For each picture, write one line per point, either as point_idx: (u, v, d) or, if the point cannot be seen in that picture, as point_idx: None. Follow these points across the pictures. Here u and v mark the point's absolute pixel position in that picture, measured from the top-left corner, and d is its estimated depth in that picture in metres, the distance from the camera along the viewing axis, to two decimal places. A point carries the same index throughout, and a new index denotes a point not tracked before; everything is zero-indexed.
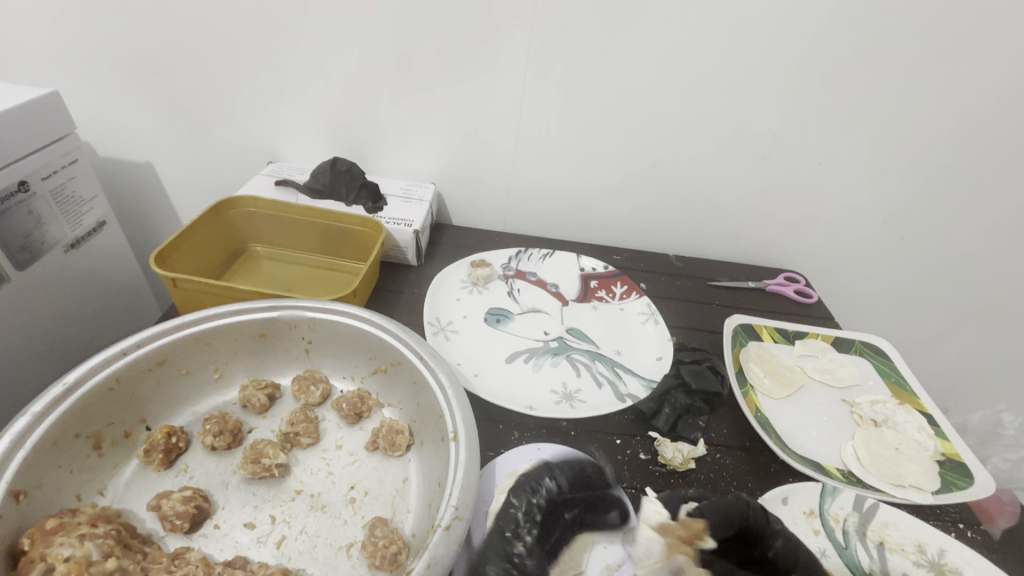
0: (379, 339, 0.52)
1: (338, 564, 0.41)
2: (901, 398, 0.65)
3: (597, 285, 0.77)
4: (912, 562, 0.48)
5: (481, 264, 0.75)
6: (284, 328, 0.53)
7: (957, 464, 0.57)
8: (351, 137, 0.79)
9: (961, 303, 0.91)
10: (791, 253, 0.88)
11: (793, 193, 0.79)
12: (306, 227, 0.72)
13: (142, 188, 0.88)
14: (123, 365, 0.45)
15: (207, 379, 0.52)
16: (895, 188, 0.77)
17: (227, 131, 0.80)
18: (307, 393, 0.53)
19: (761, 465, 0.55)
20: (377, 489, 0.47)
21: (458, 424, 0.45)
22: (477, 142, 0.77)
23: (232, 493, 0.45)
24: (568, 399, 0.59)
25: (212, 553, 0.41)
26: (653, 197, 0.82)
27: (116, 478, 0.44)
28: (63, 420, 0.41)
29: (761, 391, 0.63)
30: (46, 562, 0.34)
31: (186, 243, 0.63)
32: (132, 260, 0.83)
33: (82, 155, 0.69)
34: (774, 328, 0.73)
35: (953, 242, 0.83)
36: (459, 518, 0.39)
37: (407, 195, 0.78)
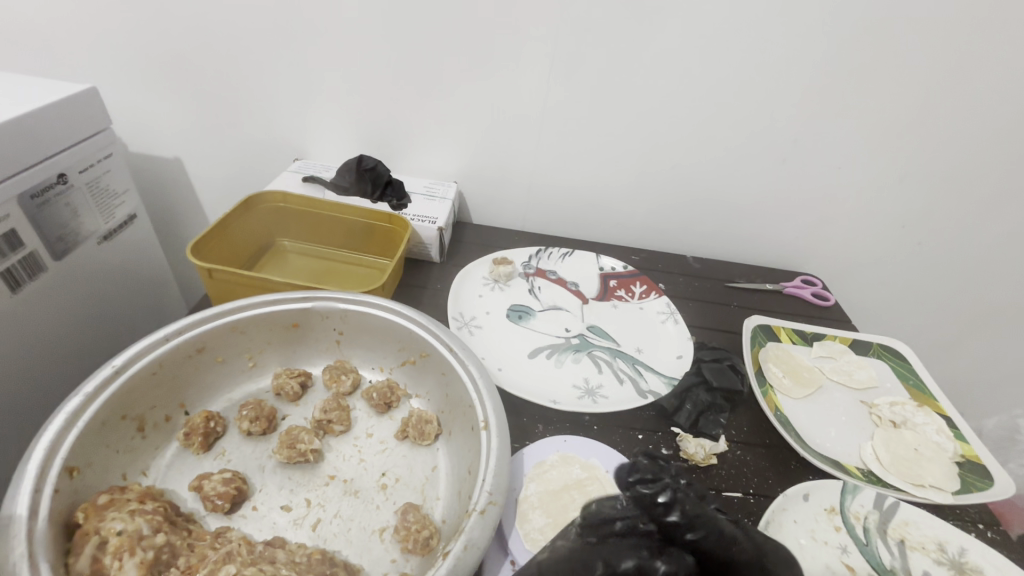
0: (409, 331, 0.54)
1: (372, 547, 0.43)
2: (920, 400, 0.66)
3: (616, 284, 0.78)
4: (932, 560, 0.49)
5: (503, 262, 0.76)
6: (317, 319, 0.54)
7: (976, 465, 0.57)
8: (376, 136, 0.80)
9: (978, 306, 0.91)
10: (808, 256, 0.88)
11: (812, 197, 0.80)
12: (333, 223, 0.73)
13: (171, 184, 0.90)
14: (165, 350, 0.47)
15: (242, 367, 0.53)
16: (913, 192, 0.78)
17: (255, 129, 0.82)
18: (338, 382, 0.54)
19: (781, 462, 0.56)
20: (407, 476, 0.48)
21: (488, 414, 0.46)
22: (499, 141, 0.79)
23: (268, 476, 0.46)
24: (590, 394, 0.60)
25: (252, 534, 0.42)
26: (672, 199, 0.83)
27: (159, 460, 0.46)
28: (112, 402, 0.43)
29: (781, 390, 0.64)
30: (99, 535, 0.35)
31: (220, 237, 0.65)
32: (160, 254, 0.85)
33: (116, 149, 0.71)
34: (793, 329, 0.74)
35: (970, 245, 0.84)
36: (493, 504, 0.40)
37: (431, 193, 0.79)
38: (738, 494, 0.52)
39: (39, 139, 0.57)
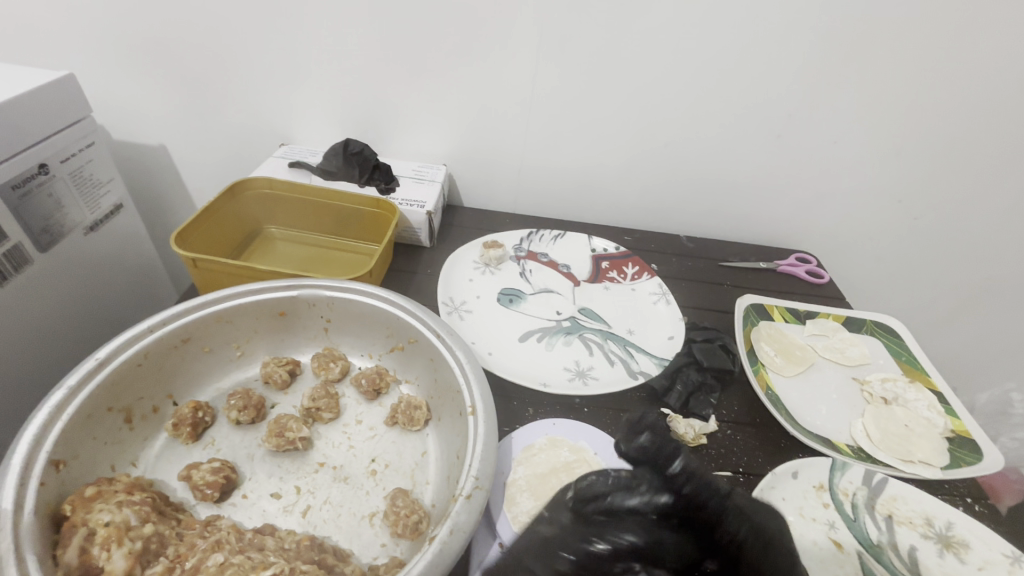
0: (396, 317, 0.54)
1: (361, 532, 0.43)
2: (912, 376, 0.66)
3: (608, 266, 0.78)
4: (919, 534, 0.49)
5: (494, 245, 0.75)
6: (304, 307, 0.54)
7: (966, 440, 0.57)
8: (363, 119, 0.79)
9: (973, 282, 0.91)
10: (804, 234, 0.87)
11: (807, 173, 0.79)
12: (320, 209, 0.72)
13: (157, 171, 0.89)
14: (150, 341, 0.46)
15: (229, 356, 0.53)
16: (911, 166, 0.77)
17: (240, 114, 0.80)
18: (327, 369, 0.54)
19: (771, 441, 0.56)
20: (397, 462, 0.48)
21: (476, 399, 0.46)
22: (488, 122, 0.77)
23: (257, 465, 0.46)
24: (580, 376, 0.60)
25: (242, 521, 0.42)
26: (666, 178, 0.82)
27: (147, 450, 0.46)
28: (97, 394, 0.42)
29: (772, 369, 0.64)
30: (87, 527, 0.36)
31: (205, 224, 0.65)
32: (148, 243, 0.85)
33: (98, 138, 0.70)
34: (785, 308, 0.73)
35: (965, 221, 0.83)
36: (479, 488, 0.39)
37: (419, 176, 0.78)
38: (728, 473, 0.52)
39: (16, 128, 0.56)
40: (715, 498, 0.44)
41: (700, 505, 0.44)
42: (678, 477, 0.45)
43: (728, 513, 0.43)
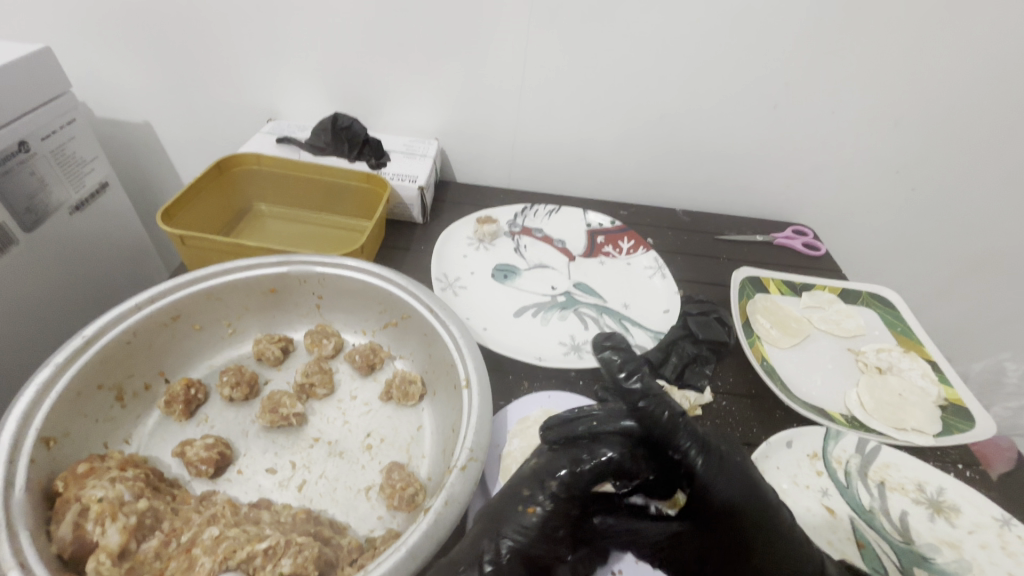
0: (389, 293, 0.53)
1: (358, 505, 0.43)
2: (906, 346, 0.66)
3: (603, 240, 0.77)
4: (910, 499, 0.50)
5: (488, 220, 0.75)
6: (294, 284, 0.53)
7: (959, 408, 0.58)
8: (351, 92, 0.77)
9: (970, 253, 0.91)
10: (801, 206, 0.86)
11: (805, 144, 0.78)
12: (309, 185, 0.71)
13: (143, 149, 0.87)
14: (138, 318, 0.46)
15: (221, 333, 0.52)
16: (910, 136, 0.76)
17: (225, 89, 0.78)
18: (320, 346, 0.53)
19: (766, 411, 0.56)
20: (392, 436, 0.48)
21: (470, 372, 0.46)
22: (480, 95, 0.76)
23: (252, 441, 0.46)
24: (576, 350, 0.60)
25: (237, 496, 0.42)
26: (662, 150, 0.80)
27: (141, 428, 0.46)
28: (85, 371, 0.42)
29: (767, 341, 0.64)
30: (80, 502, 0.35)
31: (192, 202, 0.63)
32: (137, 222, 0.83)
33: (79, 115, 0.68)
34: (782, 281, 0.73)
35: (963, 191, 0.82)
36: (474, 459, 0.39)
37: (410, 150, 0.77)
38: None
39: None
40: (665, 412, 0.38)
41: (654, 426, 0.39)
42: (633, 396, 0.39)
43: (684, 430, 0.38)
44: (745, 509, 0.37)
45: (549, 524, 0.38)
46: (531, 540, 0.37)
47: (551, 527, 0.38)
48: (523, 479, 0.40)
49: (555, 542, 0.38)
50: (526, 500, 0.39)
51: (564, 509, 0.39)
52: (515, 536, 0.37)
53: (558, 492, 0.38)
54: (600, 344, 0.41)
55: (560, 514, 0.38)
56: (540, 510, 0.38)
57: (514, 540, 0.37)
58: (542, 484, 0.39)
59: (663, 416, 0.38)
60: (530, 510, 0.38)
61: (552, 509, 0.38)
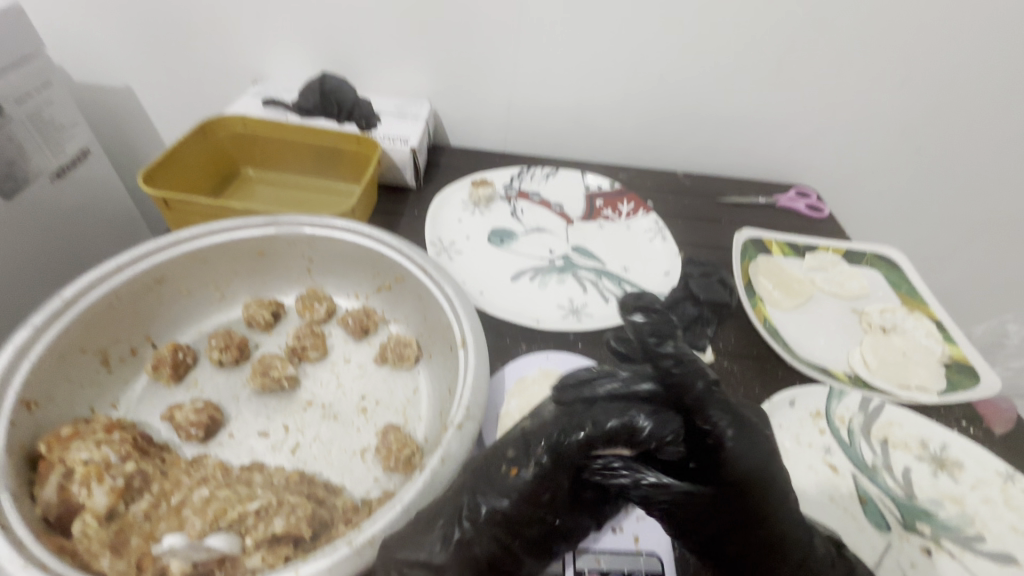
0: (381, 254, 0.51)
1: (353, 467, 0.42)
2: (911, 306, 0.65)
3: (602, 203, 0.75)
4: (914, 456, 0.49)
5: (483, 183, 0.72)
6: (283, 247, 0.51)
7: (963, 365, 0.57)
8: (339, 52, 0.74)
9: (977, 214, 0.89)
10: (805, 167, 0.84)
11: (810, 101, 0.75)
12: (297, 148, 0.68)
13: (125, 116, 0.84)
14: (121, 281, 0.44)
15: (209, 298, 0.51)
16: (912, 90, 0.74)
17: (206, 50, 0.75)
18: (311, 310, 0.52)
19: (769, 371, 0.55)
20: (388, 399, 0.47)
21: (465, 332, 0.45)
22: (473, 52, 0.73)
23: (243, 404, 0.45)
24: (574, 313, 0.58)
25: (230, 459, 0.41)
26: (662, 110, 0.78)
27: (129, 392, 0.44)
28: (67, 334, 0.40)
29: (770, 302, 0.63)
30: (65, 465, 0.34)
31: (176, 165, 0.61)
32: (123, 192, 0.81)
33: (55, 76, 0.65)
34: (785, 242, 0.71)
35: (970, 149, 0.80)
36: (471, 418, 0.38)
37: (402, 112, 0.74)
38: None
39: None
40: (698, 380, 0.31)
41: (681, 393, 0.31)
42: (665, 361, 0.31)
43: (716, 402, 0.31)
44: (756, 479, 0.30)
45: (535, 489, 0.31)
46: (513, 504, 0.31)
47: (536, 491, 0.31)
48: (509, 441, 0.33)
49: (537, 506, 0.32)
50: (509, 461, 0.32)
51: (553, 477, 0.31)
52: (496, 499, 0.31)
53: (545, 458, 0.31)
54: (630, 306, 0.34)
55: (551, 483, 0.31)
56: (525, 475, 0.31)
57: (496, 507, 0.31)
58: (528, 449, 0.32)
59: (695, 385, 0.31)
60: (513, 471, 0.31)
61: (532, 476, 0.31)
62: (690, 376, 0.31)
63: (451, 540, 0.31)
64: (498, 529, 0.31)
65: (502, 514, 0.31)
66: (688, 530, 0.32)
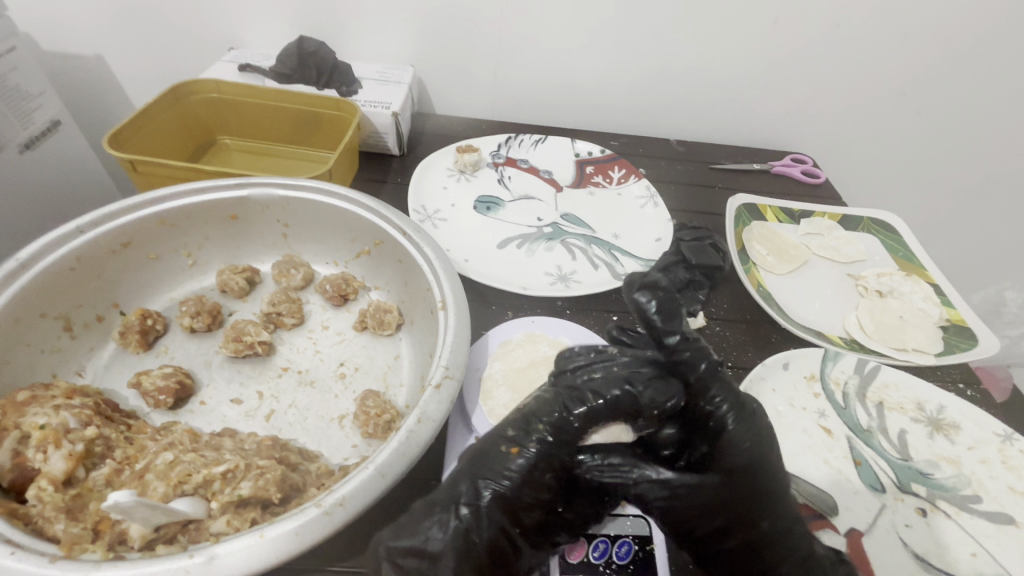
0: (359, 217, 0.49)
1: (331, 434, 0.40)
2: (908, 270, 0.63)
3: (592, 170, 0.73)
4: (909, 418, 0.48)
5: (468, 150, 0.70)
6: (256, 210, 0.49)
7: (961, 328, 0.56)
8: (316, 13, 0.71)
9: (976, 180, 0.87)
10: (801, 133, 0.82)
11: (807, 62, 0.73)
12: (275, 114, 0.66)
13: (97, 86, 0.81)
14: (83, 243, 0.42)
15: (180, 264, 0.49)
16: (914, 49, 0.71)
17: (177, 13, 0.71)
18: (288, 276, 0.50)
19: (762, 335, 0.54)
20: (368, 366, 0.46)
21: (446, 293, 0.43)
22: (455, 13, 0.69)
23: (216, 371, 0.43)
24: (563, 279, 0.57)
25: (201, 427, 0.40)
26: (654, 73, 0.75)
27: (95, 360, 0.42)
28: (23, 297, 0.38)
29: (763, 267, 0.61)
30: (20, 430, 0.33)
31: (145, 130, 0.58)
32: (97, 165, 0.78)
33: (17, 40, 0.62)
34: (779, 208, 0.69)
35: (970, 111, 0.78)
36: (450, 378, 0.37)
37: (383, 77, 0.71)
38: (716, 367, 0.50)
39: None
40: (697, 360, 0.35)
41: (685, 372, 0.34)
42: (673, 343, 0.35)
43: (718, 381, 0.34)
44: (752, 466, 0.32)
45: (533, 470, 0.32)
46: (514, 485, 0.32)
47: (538, 473, 0.32)
48: (507, 422, 0.34)
49: (539, 489, 0.32)
50: (510, 441, 0.33)
51: (556, 456, 0.33)
52: (497, 481, 0.31)
53: (547, 437, 0.33)
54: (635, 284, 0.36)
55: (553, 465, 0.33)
56: (524, 452, 0.32)
57: (495, 487, 0.31)
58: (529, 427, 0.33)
59: (700, 365, 0.34)
60: (515, 451, 0.32)
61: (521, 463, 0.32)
62: (696, 358, 0.34)
63: (451, 527, 0.30)
64: (500, 512, 0.31)
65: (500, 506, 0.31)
66: (680, 525, 0.33)
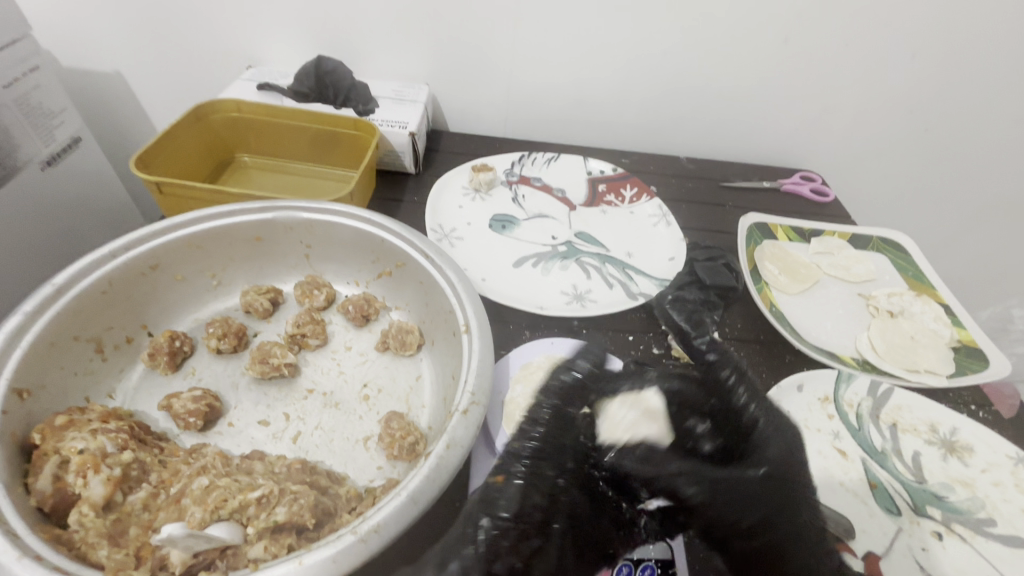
0: (381, 240, 0.50)
1: (356, 456, 0.41)
2: (918, 290, 0.64)
3: (605, 189, 0.74)
4: (923, 440, 0.48)
5: (483, 168, 0.71)
6: (280, 232, 0.50)
7: (972, 349, 0.56)
8: (334, 34, 0.72)
9: (982, 197, 0.88)
10: (809, 151, 0.83)
11: (816, 82, 0.74)
12: (294, 133, 0.67)
13: (116, 102, 0.82)
14: (114, 267, 0.43)
15: (206, 285, 0.50)
16: (922, 70, 0.72)
17: (197, 32, 0.73)
18: (311, 297, 0.51)
19: (776, 356, 0.54)
20: (390, 387, 0.47)
21: (469, 316, 0.43)
22: (471, 34, 0.71)
23: (243, 393, 0.44)
24: (578, 299, 0.57)
25: (230, 449, 0.40)
26: (665, 93, 0.76)
27: (125, 382, 0.43)
28: (58, 322, 0.39)
29: (776, 287, 0.62)
30: (59, 455, 0.33)
31: (168, 151, 0.59)
32: (115, 180, 0.79)
33: (43, 60, 0.63)
34: (790, 227, 0.70)
35: (976, 131, 0.79)
36: (476, 404, 0.38)
37: (400, 96, 0.72)
38: None
39: None
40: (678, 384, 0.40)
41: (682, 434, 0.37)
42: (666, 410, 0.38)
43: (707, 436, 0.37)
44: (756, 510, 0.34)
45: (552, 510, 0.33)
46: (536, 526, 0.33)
47: (556, 512, 0.33)
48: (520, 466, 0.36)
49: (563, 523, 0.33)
50: (532, 485, 0.34)
51: (572, 496, 0.34)
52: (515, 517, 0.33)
53: (568, 476, 0.35)
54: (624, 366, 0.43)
55: (565, 502, 0.34)
56: (545, 494, 0.34)
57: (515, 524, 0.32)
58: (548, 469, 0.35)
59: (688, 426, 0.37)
60: (536, 493, 0.34)
61: (541, 474, 0.35)
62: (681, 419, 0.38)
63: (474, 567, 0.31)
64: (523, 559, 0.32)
65: (534, 519, 0.33)
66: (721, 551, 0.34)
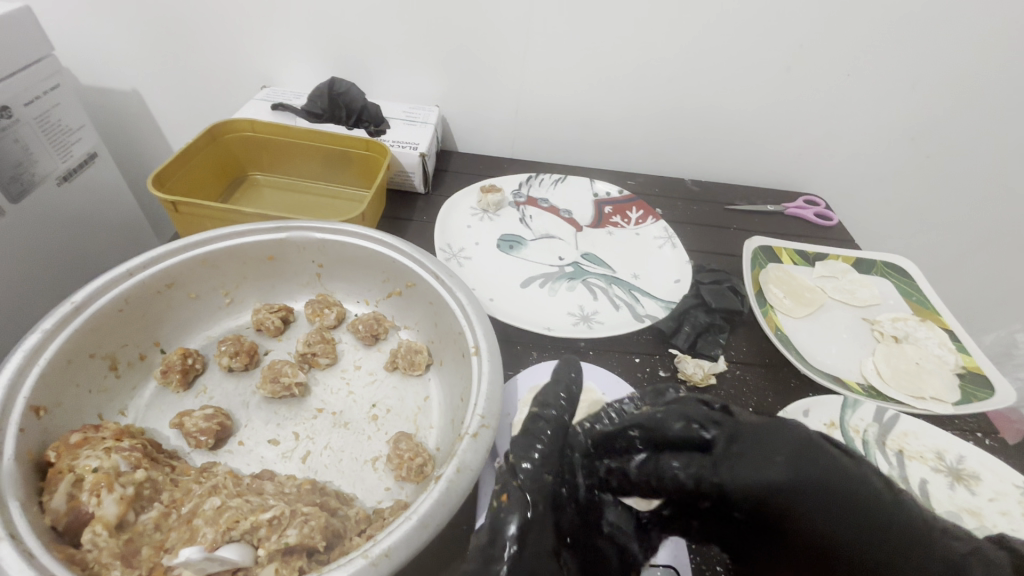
0: (392, 260, 0.51)
1: (364, 476, 0.41)
2: (923, 315, 0.64)
3: (611, 210, 0.75)
4: (930, 467, 0.48)
5: (492, 189, 0.72)
6: (293, 252, 0.51)
7: (977, 376, 0.57)
8: (349, 57, 0.74)
9: (984, 223, 0.89)
10: (813, 175, 0.84)
11: (820, 108, 0.75)
12: (307, 152, 0.68)
13: (132, 118, 0.84)
14: (130, 285, 0.44)
15: (218, 303, 0.51)
16: (924, 99, 0.74)
17: (215, 54, 0.74)
18: (321, 315, 0.52)
19: (781, 380, 0.55)
20: (399, 407, 0.47)
21: (479, 338, 0.44)
22: (482, 59, 0.72)
23: (253, 411, 0.44)
24: (585, 320, 0.58)
25: (240, 468, 0.41)
26: (671, 117, 0.78)
27: (136, 399, 0.44)
28: (75, 339, 0.40)
29: (781, 310, 0.62)
30: (74, 473, 0.34)
31: (184, 169, 0.61)
32: (128, 195, 0.80)
33: (64, 79, 0.64)
34: (794, 250, 0.71)
35: (977, 159, 0.80)
36: (486, 427, 0.38)
37: (411, 117, 0.74)
38: None
39: None
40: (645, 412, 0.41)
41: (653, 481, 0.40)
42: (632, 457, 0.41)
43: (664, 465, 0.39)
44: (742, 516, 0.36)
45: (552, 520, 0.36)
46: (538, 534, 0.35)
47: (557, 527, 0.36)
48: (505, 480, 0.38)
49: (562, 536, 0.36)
50: (528, 491, 0.37)
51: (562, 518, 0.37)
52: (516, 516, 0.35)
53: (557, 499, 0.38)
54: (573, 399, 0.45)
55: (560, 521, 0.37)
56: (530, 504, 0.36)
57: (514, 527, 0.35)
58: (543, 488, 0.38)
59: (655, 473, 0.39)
60: (524, 501, 0.36)
61: (539, 482, 0.38)
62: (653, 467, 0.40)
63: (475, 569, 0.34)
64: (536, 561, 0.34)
65: (546, 544, 0.35)
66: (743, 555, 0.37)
